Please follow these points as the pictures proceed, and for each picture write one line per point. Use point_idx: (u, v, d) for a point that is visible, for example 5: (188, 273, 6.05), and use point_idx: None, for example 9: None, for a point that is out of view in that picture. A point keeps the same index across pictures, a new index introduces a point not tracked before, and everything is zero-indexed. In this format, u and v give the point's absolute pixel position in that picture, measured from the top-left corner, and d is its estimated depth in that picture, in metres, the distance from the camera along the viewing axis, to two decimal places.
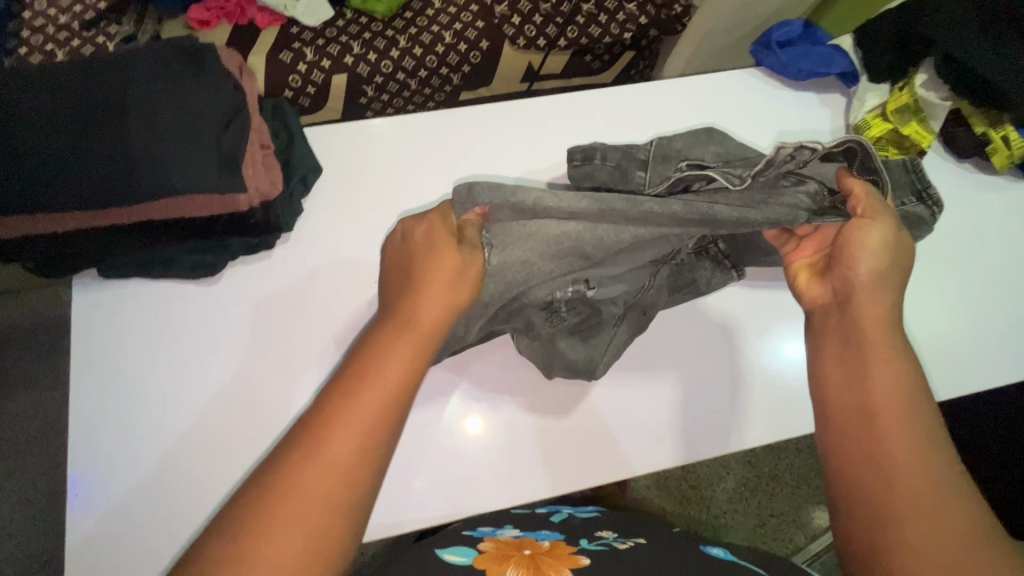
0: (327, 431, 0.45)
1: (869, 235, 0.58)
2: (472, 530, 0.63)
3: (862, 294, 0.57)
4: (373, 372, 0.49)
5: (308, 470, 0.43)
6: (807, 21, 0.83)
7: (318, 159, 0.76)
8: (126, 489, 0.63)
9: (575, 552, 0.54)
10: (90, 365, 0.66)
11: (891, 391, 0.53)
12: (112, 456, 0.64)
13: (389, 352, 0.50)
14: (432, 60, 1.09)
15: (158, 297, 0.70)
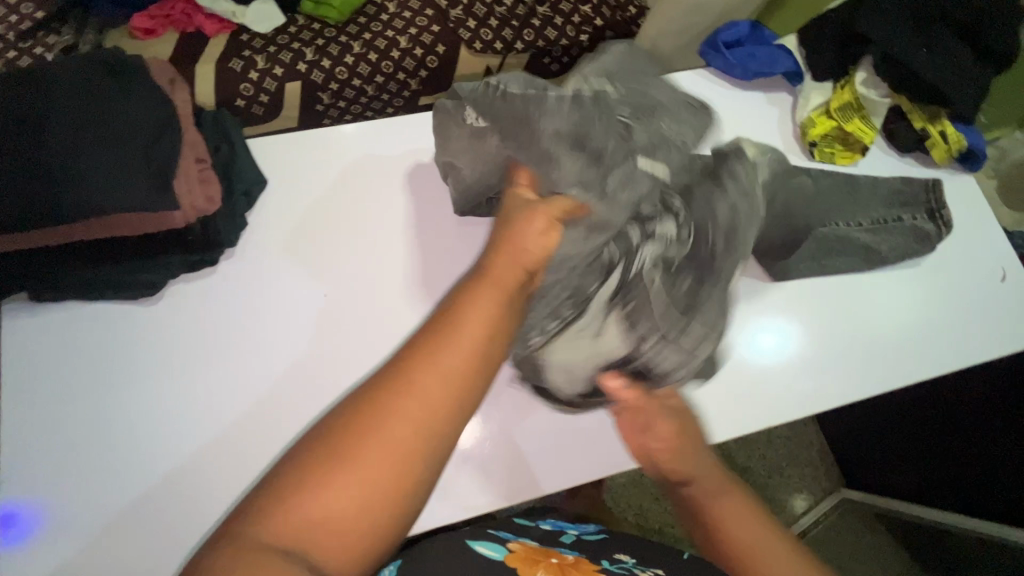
0: (439, 338, 0.37)
1: (656, 426, 0.55)
2: (497, 531, 0.60)
3: (666, 427, 0.55)
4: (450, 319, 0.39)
5: (404, 397, 0.35)
6: (752, 22, 0.84)
7: (262, 169, 0.67)
8: (54, 537, 0.56)
9: (600, 569, 0.52)
10: (25, 393, 0.59)
11: (753, 529, 0.47)
12: (43, 500, 0.56)
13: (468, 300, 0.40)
14: (388, 66, 1.09)
15: (96, 318, 0.61)
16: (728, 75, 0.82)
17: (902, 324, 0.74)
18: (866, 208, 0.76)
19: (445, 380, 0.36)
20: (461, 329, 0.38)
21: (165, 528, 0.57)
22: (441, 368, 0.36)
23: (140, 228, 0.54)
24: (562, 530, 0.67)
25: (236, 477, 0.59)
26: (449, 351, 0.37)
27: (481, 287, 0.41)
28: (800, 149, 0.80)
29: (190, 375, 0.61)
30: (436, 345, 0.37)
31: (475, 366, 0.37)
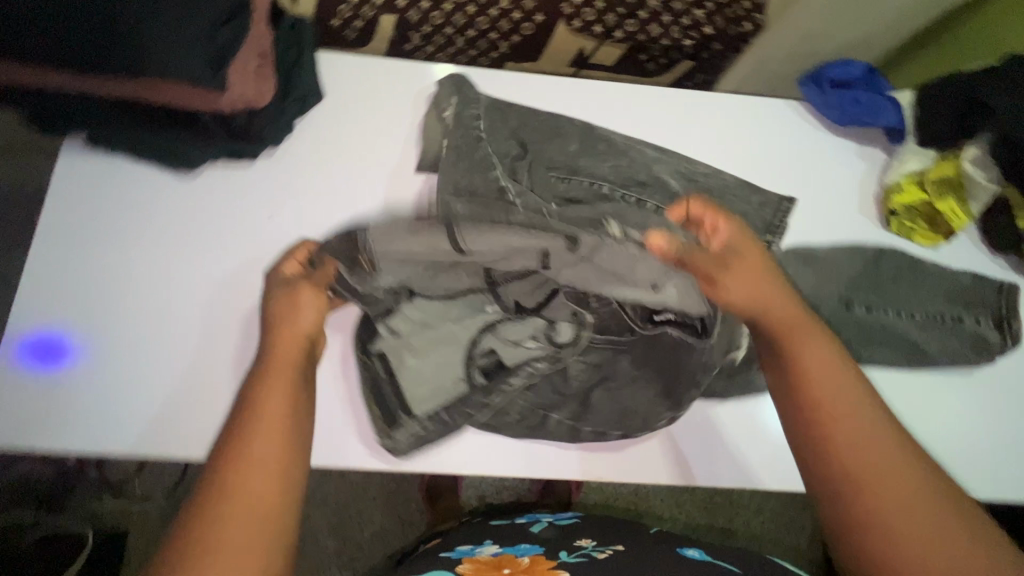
0: (245, 447, 0.44)
1: (745, 277, 0.52)
2: (450, 551, 0.66)
3: (752, 270, 0.53)
4: (257, 425, 0.45)
5: (228, 501, 0.41)
6: (869, 65, 0.76)
7: (322, 83, 0.69)
8: (39, 361, 0.60)
9: (554, 566, 0.57)
10: (55, 227, 0.63)
11: (843, 393, 0.48)
12: (40, 325, 0.61)
13: (266, 394, 0.48)
14: (483, 22, 1.08)
15: (134, 178, 0.65)
16: (822, 115, 0.75)
17: (932, 434, 0.66)
18: (922, 299, 0.68)
19: (271, 448, 0.44)
20: (267, 426, 0.45)
21: (133, 381, 0.60)
22: (259, 459, 0.43)
23: (191, 102, 0.56)
24: (534, 522, 0.76)
25: (204, 358, 0.62)
26: (266, 418, 0.46)
27: (272, 384, 0.49)
28: (878, 214, 0.73)
29: (193, 253, 0.64)
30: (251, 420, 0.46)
31: (282, 453, 0.45)
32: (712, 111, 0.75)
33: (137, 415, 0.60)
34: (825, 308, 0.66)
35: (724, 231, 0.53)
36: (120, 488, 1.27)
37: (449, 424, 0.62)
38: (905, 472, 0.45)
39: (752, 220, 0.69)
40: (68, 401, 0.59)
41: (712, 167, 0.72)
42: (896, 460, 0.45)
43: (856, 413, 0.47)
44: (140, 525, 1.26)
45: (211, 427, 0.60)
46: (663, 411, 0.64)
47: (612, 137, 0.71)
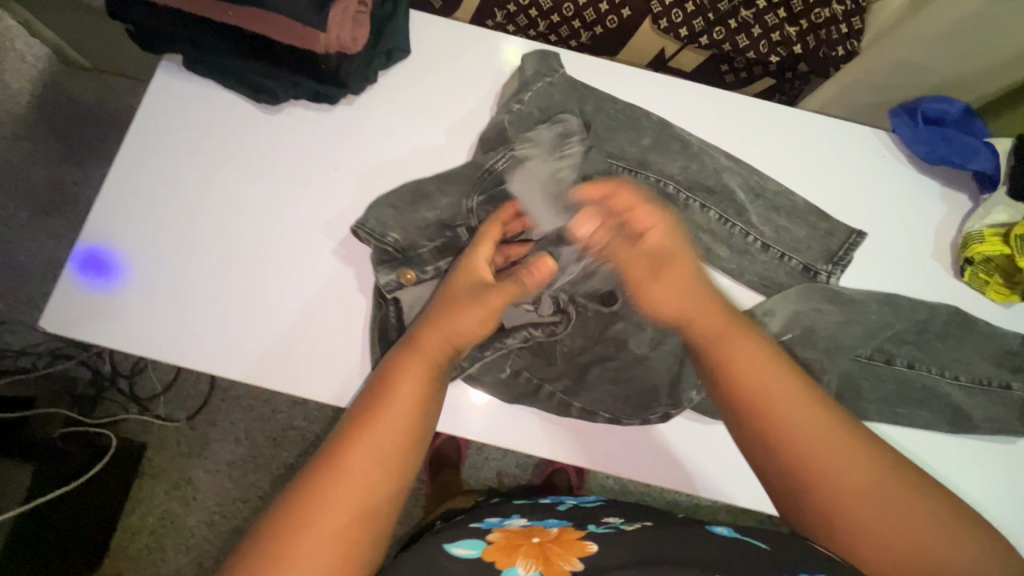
0: (365, 429, 0.47)
1: (671, 289, 0.52)
2: (480, 521, 0.62)
3: (670, 285, 0.52)
4: (382, 406, 0.48)
5: (346, 471, 0.45)
6: (969, 106, 0.72)
7: (411, 40, 0.70)
8: (112, 267, 0.63)
9: (584, 536, 0.54)
10: (141, 141, 0.66)
11: (828, 436, 0.48)
12: (117, 232, 0.64)
13: (400, 378, 0.50)
14: (568, 9, 1.07)
15: (219, 105, 0.67)
16: (909, 150, 0.72)
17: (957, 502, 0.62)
18: (965, 361, 0.65)
19: (396, 419, 0.48)
20: (387, 408, 0.48)
21: (195, 297, 0.63)
22: (376, 441, 0.46)
23: (289, 38, 0.58)
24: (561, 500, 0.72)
25: (261, 285, 0.64)
26: (401, 392, 0.49)
27: (410, 363, 0.51)
28: (951, 260, 0.69)
29: (263, 185, 0.66)
30: (392, 389, 0.49)
31: (404, 431, 0.48)
32: (795, 128, 0.72)
33: (191, 331, 0.63)
34: (874, 347, 0.64)
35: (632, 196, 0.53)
36: (146, 402, 1.33)
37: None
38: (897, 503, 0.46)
39: (817, 245, 0.67)
40: (137, 307, 0.63)
41: (784, 187, 0.70)
42: (883, 485, 0.47)
43: (839, 449, 0.47)
44: (157, 440, 1.33)
45: (261, 352, 0.63)
46: (659, 405, 0.62)
47: (687, 137, 0.69)
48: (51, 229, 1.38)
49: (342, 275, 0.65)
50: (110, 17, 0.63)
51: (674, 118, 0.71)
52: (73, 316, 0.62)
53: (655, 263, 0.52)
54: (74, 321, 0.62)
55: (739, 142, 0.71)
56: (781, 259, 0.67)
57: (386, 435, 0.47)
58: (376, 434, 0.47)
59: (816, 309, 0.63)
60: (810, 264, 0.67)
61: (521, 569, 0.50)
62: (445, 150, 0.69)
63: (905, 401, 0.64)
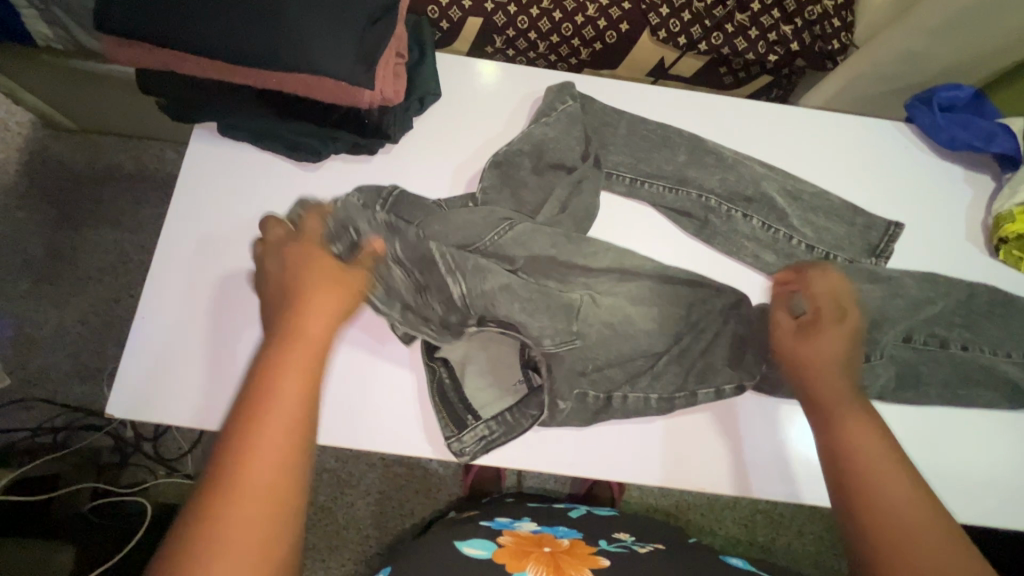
0: (249, 445, 0.37)
1: (831, 340, 0.54)
2: (491, 521, 0.73)
3: (830, 333, 0.55)
4: (265, 411, 0.39)
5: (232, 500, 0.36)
6: (978, 91, 0.75)
7: (440, 83, 0.71)
8: (155, 338, 0.62)
9: (594, 553, 0.63)
10: (185, 217, 0.66)
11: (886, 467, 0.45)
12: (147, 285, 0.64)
13: (278, 377, 0.41)
14: (567, 29, 1.09)
15: (259, 170, 0.67)
16: (929, 138, 0.75)
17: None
18: (1015, 338, 0.68)
19: (278, 429, 0.38)
20: (271, 415, 0.39)
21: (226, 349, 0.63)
22: (259, 453, 0.37)
23: (334, 97, 0.58)
24: (572, 509, 0.84)
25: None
26: (282, 391, 0.40)
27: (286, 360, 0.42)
28: (984, 241, 0.72)
29: None
30: (268, 381, 0.40)
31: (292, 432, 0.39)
32: (820, 130, 0.74)
33: None
34: (926, 333, 0.67)
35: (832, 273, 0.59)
36: (174, 463, 1.30)
37: (515, 424, 0.62)
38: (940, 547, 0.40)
39: (857, 242, 0.70)
40: (166, 361, 0.62)
41: (818, 187, 0.72)
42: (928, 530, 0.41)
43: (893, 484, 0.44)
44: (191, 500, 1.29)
45: (333, 413, 0.62)
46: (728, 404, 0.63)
47: (719, 149, 0.71)
48: (56, 297, 1.35)
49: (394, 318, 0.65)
50: (145, 95, 0.64)
51: (705, 132, 0.73)
52: (139, 404, 0.61)
53: (830, 314, 0.56)
54: (140, 410, 0.61)
55: (769, 148, 0.73)
56: (828, 258, 0.70)
57: (273, 436, 0.38)
58: (268, 429, 0.38)
59: (869, 303, 0.65)
60: (853, 259, 0.70)
61: (533, 570, 0.57)
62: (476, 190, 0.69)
63: (962, 383, 0.66)
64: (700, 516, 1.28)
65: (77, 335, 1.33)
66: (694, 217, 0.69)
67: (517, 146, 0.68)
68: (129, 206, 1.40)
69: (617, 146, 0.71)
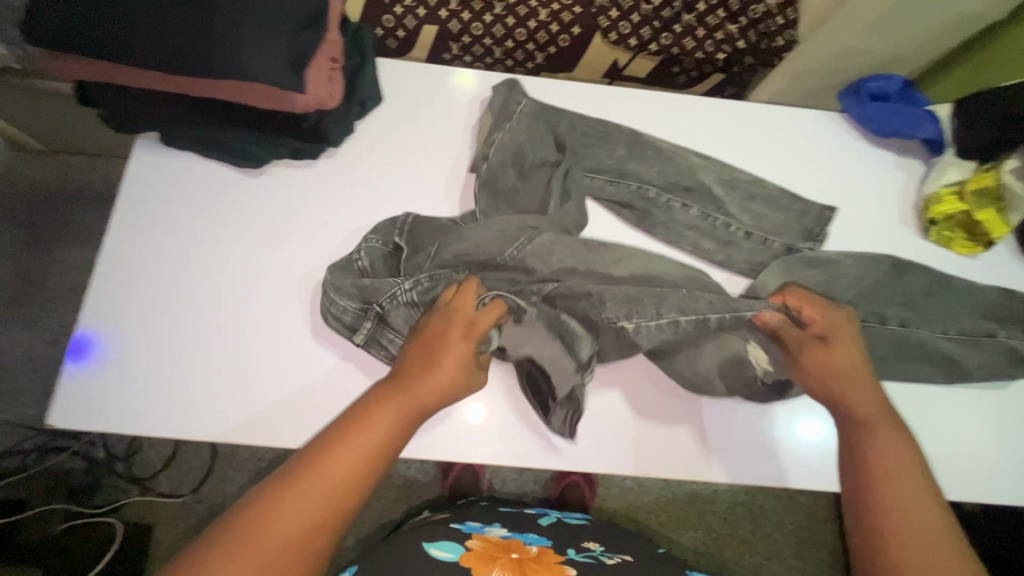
0: (329, 459, 0.49)
1: (850, 355, 0.59)
2: (463, 524, 0.74)
3: (840, 347, 0.60)
4: (354, 437, 0.51)
5: (297, 495, 0.46)
6: (907, 80, 0.78)
7: (382, 88, 0.72)
8: (97, 346, 0.63)
9: (561, 562, 0.65)
10: (127, 226, 0.66)
11: (911, 481, 0.51)
12: (95, 287, 0.64)
13: (375, 418, 0.53)
14: (522, 34, 1.11)
15: (200, 178, 0.68)
16: (861, 127, 0.77)
17: (959, 453, 0.67)
18: (951, 316, 0.70)
19: (355, 456, 0.50)
20: (357, 445, 0.50)
21: (175, 355, 0.63)
22: (334, 470, 0.48)
23: (270, 101, 0.59)
24: (543, 514, 0.85)
25: (255, 339, 0.64)
26: (371, 429, 0.52)
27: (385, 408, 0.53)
28: (915, 222, 0.74)
29: (257, 248, 0.67)
30: (365, 417, 0.53)
31: (366, 468, 0.50)
32: (754, 122, 0.77)
33: (206, 407, 0.62)
34: (868, 313, 0.69)
35: (802, 292, 0.63)
36: (149, 482, 1.28)
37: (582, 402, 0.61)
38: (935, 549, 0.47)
39: (794, 227, 0.72)
40: (116, 367, 0.62)
41: (755, 176, 0.74)
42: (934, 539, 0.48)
43: (911, 495, 0.51)
44: (164, 519, 1.27)
45: (277, 413, 0.62)
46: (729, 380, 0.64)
47: (657, 142, 0.73)
48: (25, 320, 1.33)
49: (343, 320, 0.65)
50: (83, 106, 0.64)
51: (643, 130, 0.75)
52: (82, 413, 0.61)
53: (823, 336, 0.60)
54: (84, 418, 0.61)
55: (706, 142, 0.76)
56: (764, 243, 0.71)
57: (346, 462, 0.49)
58: (347, 453, 0.50)
59: (805, 285, 0.67)
60: (792, 244, 0.71)
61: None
62: (442, 204, 0.70)
63: (900, 360, 0.68)
64: (679, 512, 1.29)
65: (47, 354, 1.32)
66: (636, 209, 0.71)
67: (497, 151, 0.68)
68: (95, 224, 1.39)
69: (560, 143, 0.72)
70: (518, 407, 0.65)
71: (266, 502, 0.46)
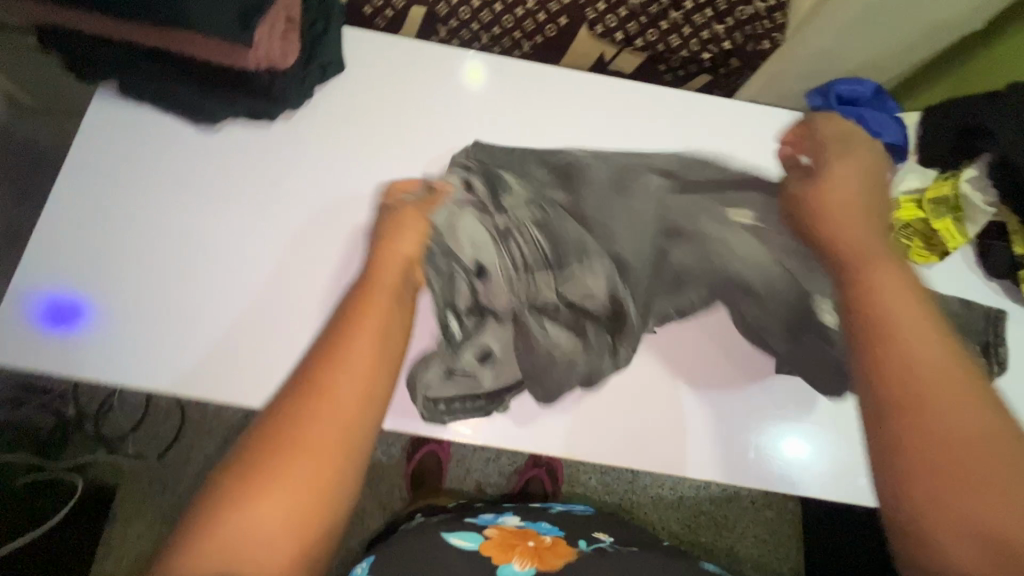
0: (315, 392, 0.44)
1: (888, 284, 0.50)
2: (477, 517, 0.72)
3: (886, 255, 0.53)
4: (339, 355, 0.46)
5: (293, 443, 0.42)
6: (880, 86, 0.77)
7: (346, 57, 0.73)
8: (45, 292, 0.64)
9: (575, 550, 0.62)
10: (78, 172, 0.67)
11: (959, 433, 0.42)
12: (35, 245, 0.65)
13: (351, 336, 0.48)
14: (509, 20, 1.10)
15: (156, 131, 0.69)
16: None
17: None
18: None
19: (351, 368, 0.46)
20: (337, 365, 0.46)
21: (131, 307, 0.64)
22: (331, 399, 0.44)
23: (215, 56, 0.60)
24: (548, 506, 0.80)
25: (227, 316, 0.65)
26: (354, 345, 0.47)
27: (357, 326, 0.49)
28: None
29: (208, 204, 0.68)
30: (342, 336, 0.48)
31: (363, 388, 0.45)
32: (716, 120, 0.77)
33: (144, 354, 0.63)
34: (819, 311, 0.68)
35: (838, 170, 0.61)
36: (116, 442, 1.23)
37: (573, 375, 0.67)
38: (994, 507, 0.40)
39: (771, 210, 0.73)
40: (60, 311, 0.63)
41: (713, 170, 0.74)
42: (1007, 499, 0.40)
43: (968, 439, 0.42)
44: (129, 482, 1.22)
45: (214, 366, 0.63)
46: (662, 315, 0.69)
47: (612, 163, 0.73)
48: None
49: (286, 281, 0.66)
50: (44, 49, 0.65)
51: (603, 120, 0.76)
52: (20, 353, 0.62)
53: (859, 259, 0.53)
54: (22, 358, 0.62)
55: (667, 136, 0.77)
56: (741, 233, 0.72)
57: (341, 391, 0.44)
58: (334, 379, 0.45)
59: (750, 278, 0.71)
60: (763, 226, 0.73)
61: (516, 566, 0.58)
62: None
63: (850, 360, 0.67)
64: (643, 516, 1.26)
65: None
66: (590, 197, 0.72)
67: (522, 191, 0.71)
68: None
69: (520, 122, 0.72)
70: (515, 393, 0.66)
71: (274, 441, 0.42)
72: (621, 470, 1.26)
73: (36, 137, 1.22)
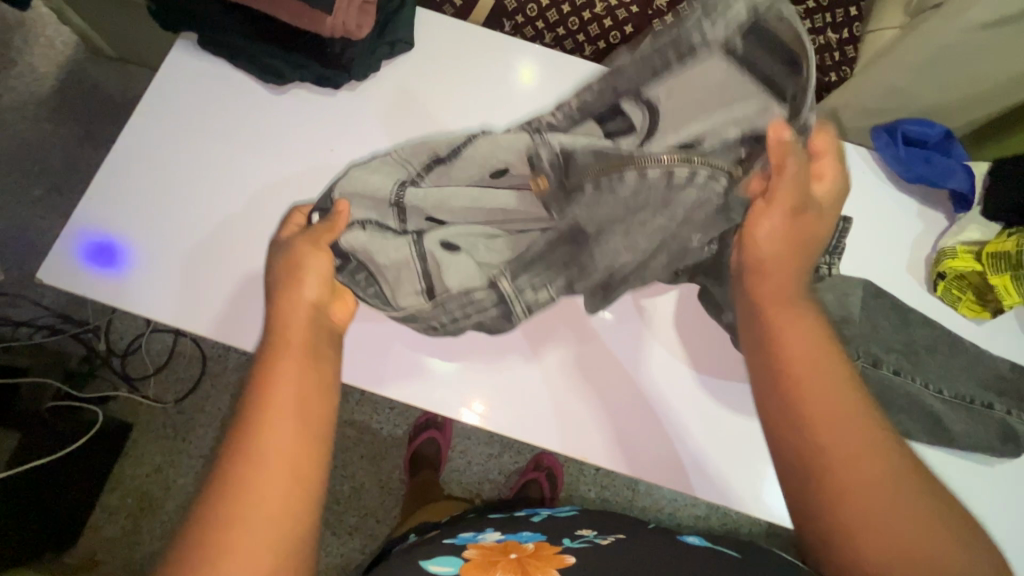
0: (255, 440, 0.40)
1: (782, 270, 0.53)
2: (453, 538, 0.62)
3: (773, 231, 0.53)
4: (271, 398, 0.43)
5: (243, 489, 0.38)
6: (950, 130, 0.75)
7: (415, 35, 0.75)
8: (101, 225, 0.66)
9: (561, 553, 0.54)
10: (147, 114, 0.70)
11: (843, 430, 0.45)
12: (99, 178, 0.68)
13: (278, 371, 0.45)
14: (574, 23, 1.10)
15: (225, 85, 0.71)
16: (888, 169, 0.75)
17: None
18: (949, 377, 0.66)
19: (284, 411, 0.42)
20: (274, 406, 0.42)
21: (182, 251, 0.67)
22: (271, 438, 0.41)
23: (296, 18, 0.63)
24: (533, 514, 0.71)
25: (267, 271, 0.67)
26: (285, 377, 0.44)
27: (285, 357, 0.46)
28: (926, 275, 0.71)
29: (263, 161, 0.70)
30: (270, 369, 0.45)
31: (302, 417, 0.43)
32: None
33: (185, 295, 0.65)
34: (859, 352, 0.66)
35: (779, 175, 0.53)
36: (137, 382, 1.26)
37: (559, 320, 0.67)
38: (888, 512, 0.42)
39: None
40: (113, 244, 0.66)
41: None
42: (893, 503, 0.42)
43: (854, 442, 0.44)
44: (144, 421, 1.26)
45: (249, 316, 0.66)
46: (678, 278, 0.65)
47: None
48: None
49: None
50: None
51: None
52: (72, 278, 0.64)
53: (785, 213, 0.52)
54: (73, 282, 0.64)
55: None
56: None
57: (281, 426, 0.41)
58: (275, 423, 0.41)
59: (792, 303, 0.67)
60: (810, 261, 0.69)
61: None
62: None
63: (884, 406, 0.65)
64: None
65: None
66: None
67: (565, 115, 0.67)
68: None
69: None
70: (523, 384, 0.69)
71: (220, 493, 0.39)
72: (620, 488, 1.25)
73: (111, 85, 1.29)
